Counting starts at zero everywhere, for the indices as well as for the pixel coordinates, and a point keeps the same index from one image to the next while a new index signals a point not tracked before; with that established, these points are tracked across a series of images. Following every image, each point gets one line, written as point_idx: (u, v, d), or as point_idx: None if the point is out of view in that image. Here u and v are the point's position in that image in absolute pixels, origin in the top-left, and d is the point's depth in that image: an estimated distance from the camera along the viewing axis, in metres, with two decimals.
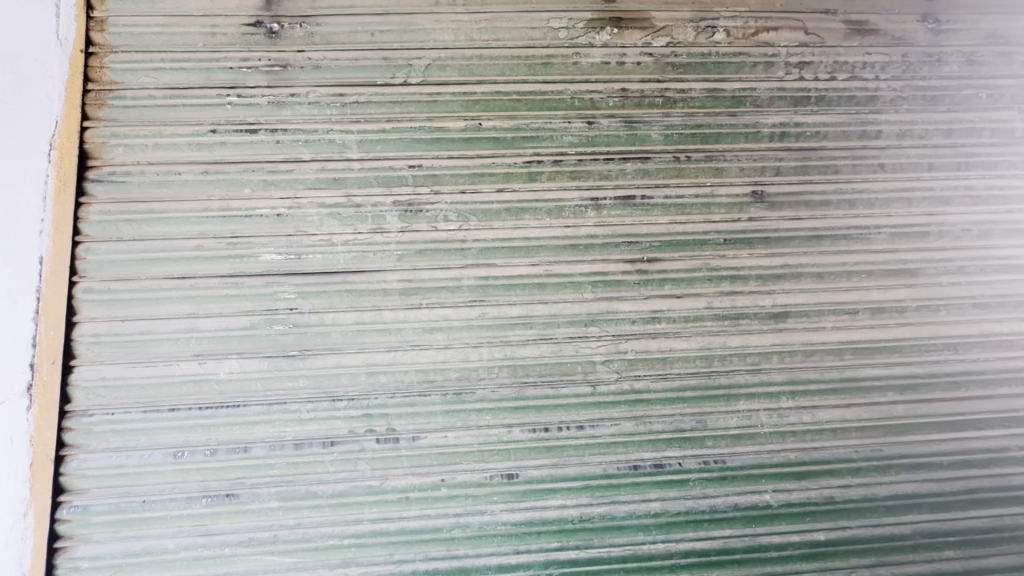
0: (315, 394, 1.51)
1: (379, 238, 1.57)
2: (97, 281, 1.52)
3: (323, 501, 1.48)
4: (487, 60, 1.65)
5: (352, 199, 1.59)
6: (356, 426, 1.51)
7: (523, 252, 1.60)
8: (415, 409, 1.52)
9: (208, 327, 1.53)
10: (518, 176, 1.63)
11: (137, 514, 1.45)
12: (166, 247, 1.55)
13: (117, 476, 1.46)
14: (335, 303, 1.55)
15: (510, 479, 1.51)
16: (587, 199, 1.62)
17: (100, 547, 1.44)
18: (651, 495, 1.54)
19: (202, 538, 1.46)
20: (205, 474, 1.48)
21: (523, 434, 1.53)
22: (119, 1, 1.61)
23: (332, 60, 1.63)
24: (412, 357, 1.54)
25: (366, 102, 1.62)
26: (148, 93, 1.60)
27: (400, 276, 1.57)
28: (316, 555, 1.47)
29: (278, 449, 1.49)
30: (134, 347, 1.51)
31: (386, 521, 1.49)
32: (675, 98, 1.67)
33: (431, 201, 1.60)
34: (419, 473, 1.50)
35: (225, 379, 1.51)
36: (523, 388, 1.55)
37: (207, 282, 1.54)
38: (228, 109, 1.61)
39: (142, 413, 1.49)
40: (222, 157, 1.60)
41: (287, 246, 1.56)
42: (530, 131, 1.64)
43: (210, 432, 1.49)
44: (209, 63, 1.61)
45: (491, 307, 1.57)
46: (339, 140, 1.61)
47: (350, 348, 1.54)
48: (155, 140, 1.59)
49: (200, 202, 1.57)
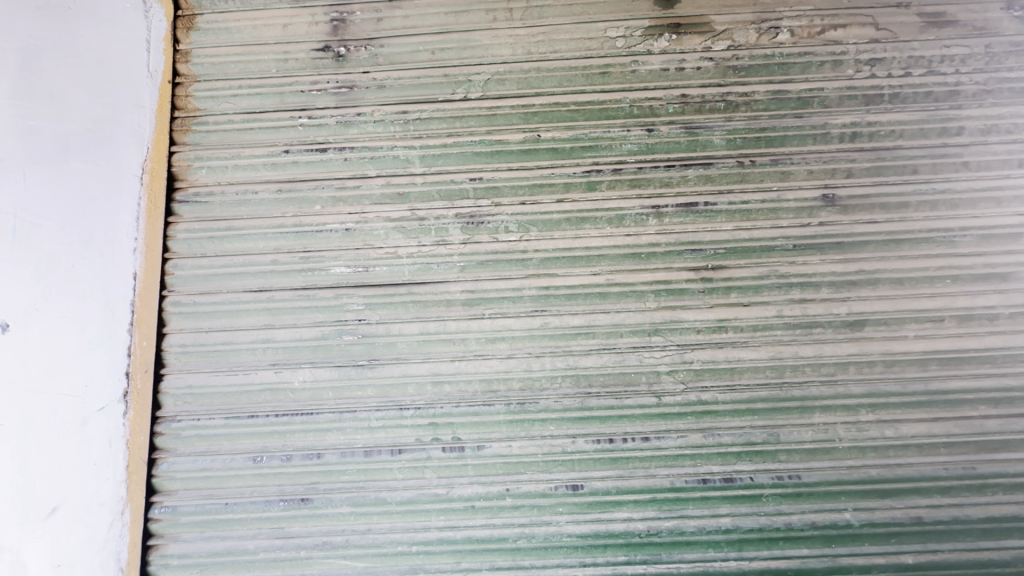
0: (383, 403, 1.56)
1: (442, 250, 1.61)
2: (184, 294, 1.63)
3: (392, 508, 1.51)
4: (545, 72, 1.67)
5: (416, 212, 1.64)
6: (422, 434, 1.54)
7: (584, 261, 1.60)
8: (479, 419, 1.53)
9: (283, 337, 1.60)
10: (577, 186, 1.63)
11: (220, 516, 1.53)
12: (245, 262, 1.64)
13: (202, 479, 1.55)
14: (401, 313, 1.60)
15: (575, 490, 1.50)
16: (648, 207, 1.61)
17: (187, 546, 1.53)
18: (722, 511, 1.49)
19: (280, 540, 1.52)
20: (282, 478, 1.54)
21: (588, 444, 1.51)
22: (203, 35, 1.74)
23: (395, 79, 1.69)
24: (477, 366, 1.56)
25: (428, 118, 1.67)
26: (227, 118, 1.71)
27: (463, 287, 1.59)
28: (386, 561, 1.50)
29: (349, 456, 1.53)
30: (217, 356, 1.61)
31: (453, 529, 1.50)
32: (737, 102, 1.63)
33: (492, 213, 1.62)
34: (485, 482, 1.52)
35: (300, 387, 1.58)
36: (587, 398, 1.54)
37: (282, 294, 1.62)
38: (300, 130, 1.70)
39: (224, 419, 1.57)
40: (295, 176, 1.68)
41: (356, 259, 1.62)
42: (589, 141, 1.64)
43: (286, 438, 1.56)
44: (282, 88, 1.71)
45: (553, 317, 1.58)
46: (403, 156, 1.66)
47: (415, 358, 1.58)
48: (234, 161, 1.69)
49: (275, 218, 1.66)
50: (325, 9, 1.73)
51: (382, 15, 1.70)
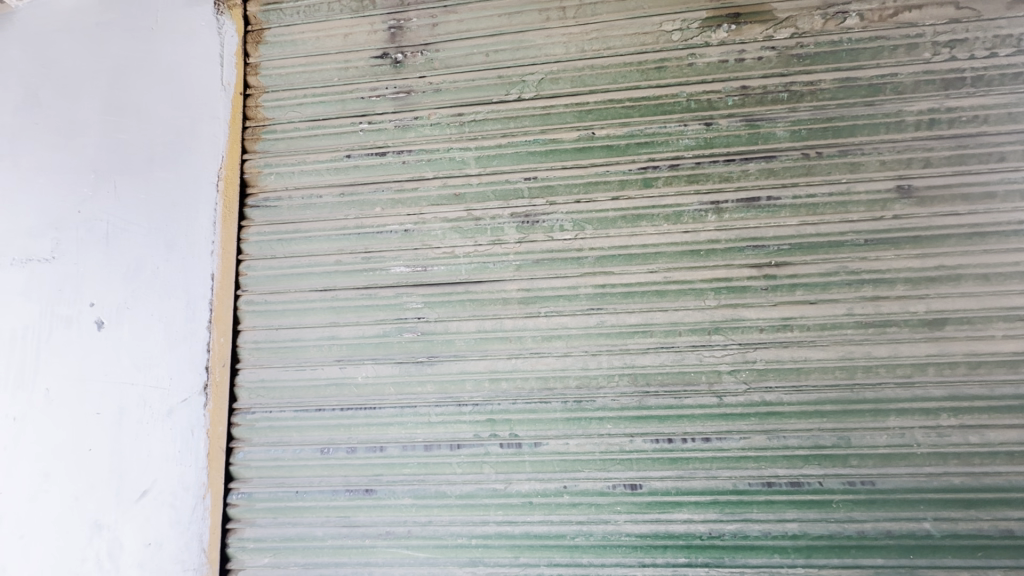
0: (442, 399, 1.60)
1: (498, 249, 1.64)
2: (257, 293, 1.73)
3: (452, 501, 1.55)
4: (599, 69, 1.66)
5: (472, 212, 1.67)
6: (480, 430, 1.57)
7: (640, 259, 1.58)
8: (537, 416, 1.55)
9: (346, 335, 1.67)
10: (633, 183, 1.61)
11: (291, 503, 1.61)
12: (311, 263, 1.72)
13: (274, 468, 1.64)
14: (458, 312, 1.63)
15: (633, 490, 1.49)
16: (707, 203, 1.57)
17: (262, 530, 1.62)
18: (787, 515, 1.44)
19: (346, 528, 1.58)
20: (347, 470, 1.61)
21: (646, 443, 1.50)
22: (270, 48, 1.83)
23: (450, 82, 1.73)
24: (533, 364, 1.58)
25: (483, 119, 1.70)
26: (294, 126, 1.80)
27: (519, 285, 1.61)
28: (446, 553, 1.53)
29: (410, 449, 1.59)
30: (286, 352, 1.69)
31: (511, 523, 1.52)
32: (801, 91, 1.57)
33: (547, 211, 1.63)
34: (542, 479, 1.53)
35: (363, 382, 1.64)
36: (645, 397, 1.52)
37: (346, 294, 1.69)
38: (360, 135, 1.76)
39: (294, 412, 1.65)
40: (356, 180, 1.75)
41: (415, 259, 1.67)
42: (644, 137, 1.62)
43: (351, 431, 1.63)
44: (344, 96, 1.78)
45: (609, 315, 1.57)
46: (459, 158, 1.70)
47: (473, 355, 1.61)
48: (300, 167, 1.77)
49: (339, 221, 1.73)
50: (383, 18, 1.79)
51: (438, 21, 1.75)
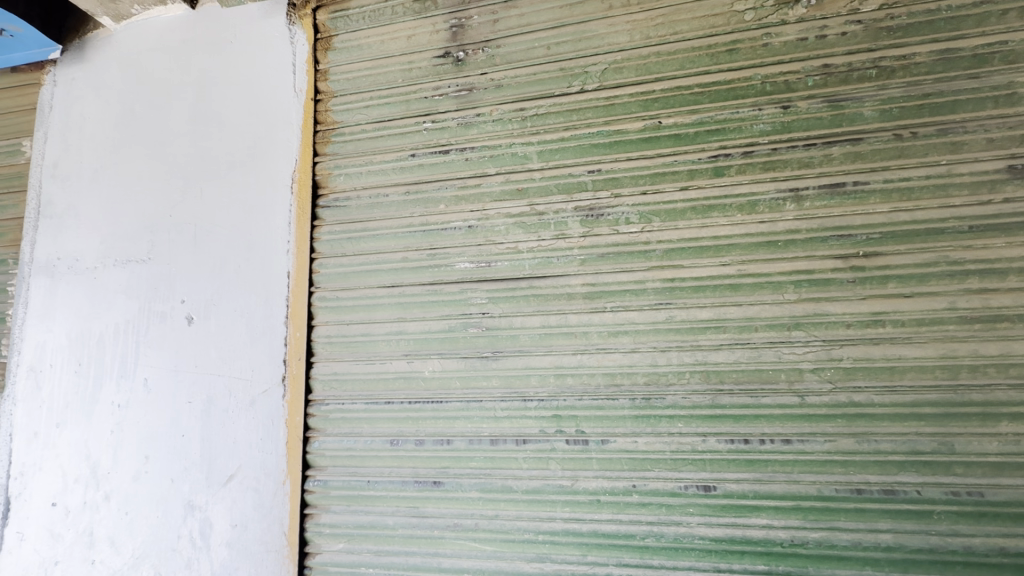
0: (507, 393, 1.60)
1: (562, 244, 1.62)
2: (329, 290, 1.80)
3: (519, 496, 1.55)
4: (665, 56, 1.60)
5: (535, 207, 1.66)
6: (546, 426, 1.56)
7: (712, 251, 1.51)
8: (604, 413, 1.52)
9: (413, 330, 1.71)
10: (703, 172, 1.54)
11: (364, 491, 1.67)
12: (379, 260, 1.77)
13: (348, 457, 1.71)
14: (522, 307, 1.63)
15: (707, 491, 1.43)
16: (785, 191, 1.48)
17: (337, 517, 1.69)
18: (881, 525, 1.34)
19: (416, 519, 1.62)
20: (416, 462, 1.65)
21: (720, 444, 1.44)
22: (338, 53, 1.90)
23: (512, 78, 1.73)
24: (599, 360, 1.55)
25: (545, 113, 1.68)
26: (361, 128, 1.86)
27: (584, 280, 1.59)
28: (514, 547, 1.54)
29: (476, 443, 1.60)
30: (357, 347, 1.76)
31: (579, 521, 1.51)
32: (892, 67, 1.45)
33: (612, 204, 1.60)
34: (610, 477, 1.50)
35: (430, 376, 1.67)
36: (718, 395, 1.46)
37: (412, 290, 1.73)
38: (424, 134, 1.79)
39: (365, 404, 1.71)
40: (421, 178, 1.79)
41: (479, 255, 1.68)
42: (715, 124, 1.55)
43: (418, 424, 1.66)
44: (408, 96, 1.82)
45: (679, 310, 1.52)
46: (521, 153, 1.69)
47: (538, 350, 1.60)
48: (367, 167, 1.83)
49: (404, 219, 1.77)
50: (445, 17, 1.81)
51: (498, 16, 1.75)
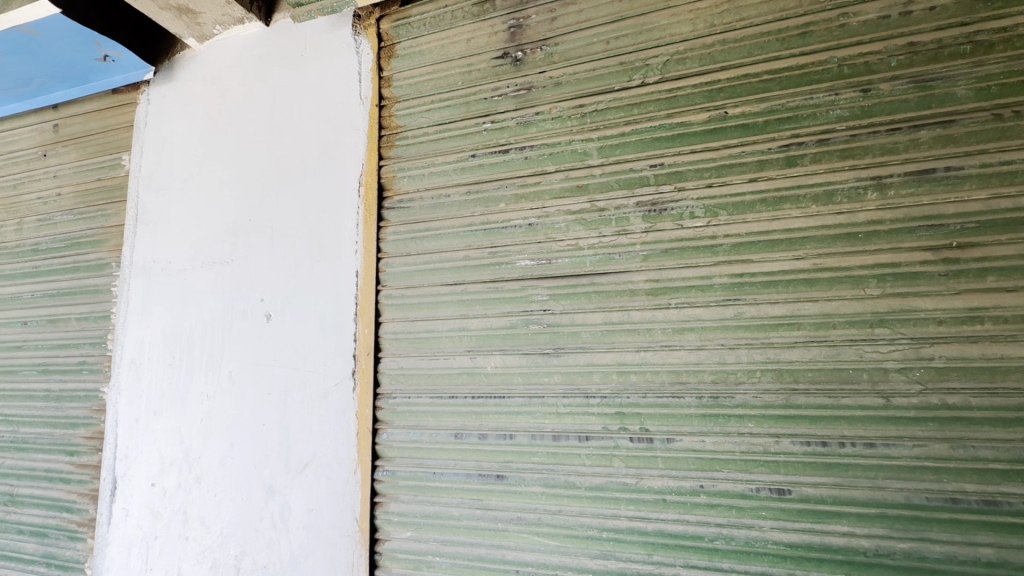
0: (569, 390, 1.61)
1: (624, 240, 1.60)
2: (395, 288, 1.88)
3: (582, 492, 1.55)
4: (731, 44, 1.55)
5: (595, 203, 1.65)
6: (609, 423, 1.55)
7: (784, 245, 1.45)
8: (670, 411, 1.49)
9: (476, 326, 1.75)
10: (774, 162, 1.48)
11: (430, 482, 1.73)
12: (442, 259, 1.83)
13: (414, 449, 1.77)
14: (584, 303, 1.62)
15: (781, 495, 1.37)
16: (865, 179, 1.40)
17: (405, 506, 1.76)
18: (980, 539, 1.23)
19: (480, 511, 1.66)
20: (479, 455, 1.69)
21: (795, 446, 1.38)
22: (401, 60, 1.98)
23: (570, 75, 1.73)
24: (664, 357, 1.52)
25: (605, 109, 1.67)
26: (423, 131, 1.92)
27: (647, 276, 1.57)
28: (577, 543, 1.54)
29: (539, 439, 1.62)
30: (422, 342, 1.82)
31: (643, 520, 1.49)
32: (990, 41, 1.33)
33: (676, 198, 1.56)
34: (676, 476, 1.47)
35: (492, 372, 1.70)
36: (793, 395, 1.40)
37: (474, 287, 1.77)
38: (484, 135, 1.83)
39: (430, 398, 1.77)
40: (481, 177, 1.82)
41: (539, 252, 1.70)
42: (786, 112, 1.48)
43: (482, 419, 1.70)
44: (468, 98, 1.87)
45: (748, 306, 1.47)
46: (581, 149, 1.69)
47: (600, 347, 1.59)
48: (429, 169, 1.89)
49: (466, 218, 1.82)
50: (503, 18, 1.84)
51: (556, 14, 1.76)
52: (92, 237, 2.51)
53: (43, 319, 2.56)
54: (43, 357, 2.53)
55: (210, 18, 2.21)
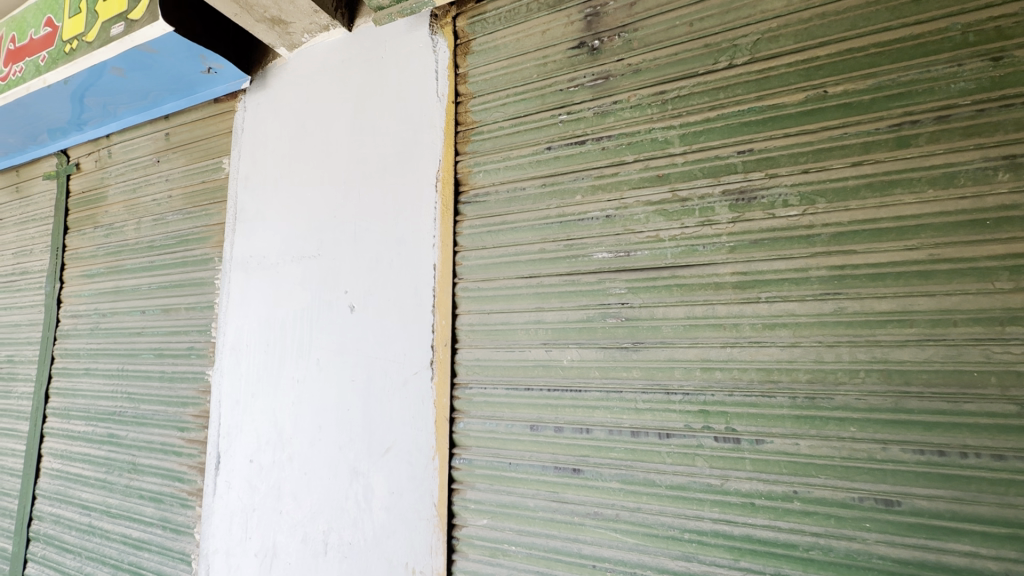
0: (649, 385, 1.56)
1: (708, 231, 1.53)
2: (471, 281, 1.92)
3: (662, 490, 1.51)
4: (832, 17, 1.43)
5: (677, 193, 1.59)
6: (691, 421, 1.50)
7: (894, 234, 1.32)
8: (759, 410, 1.42)
9: (552, 319, 1.74)
10: (882, 144, 1.35)
11: (505, 472, 1.75)
12: (518, 252, 1.84)
13: (490, 439, 1.80)
14: (665, 297, 1.57)
15: (888, 506, 1.26)
16: (995, 158, 1.25)
17: (481, 494, 1.80)
18: None
19: (556, 503, 1.66)
20: (556, 448, 1.68)
21: (906, 454, 1.26)
22: (477, 56, 2.01)
23: (651, 61, 1.68)
24: (752, 354, 1.45)
25: (688, 94, 1.60)
26: (498, 126, 1.94)
27: (734, 269, 1.49)
28: (657, 542, 1.51)
29: (617, 434, 1.59)
30: (498, 334, 1.84)
31: (729, 523, 1.42)
32: None
33: (767, 186, 1.47)
34: (766, 480, 1.39)
35: (569, 365, 1.69)
36: (903, 399, 1.28)
37: (550, 280, 1.76)
38: (560, 127, 1.81)
39: (506, 389, 1.79)
40: (557, 170, 1.80)
41: (617, 245, 1.66)
42: (897, 88, 1.35)
43: (558, 412, 1.69)
44: (543, 90, 1.86)
45: (850, 301, 1.35)
46: (661, 138, 1.63)
47: (682, 342, 1.54)
48: (505, 163, 1.91)
49: (541, 211, 1.81)
50: (580, 7, 1.81)
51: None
52: (198, 235, 2.76)
53: (158, 309, 2.86)
54: (159, 342, 2.82)
55: (299, 27, 2.35)
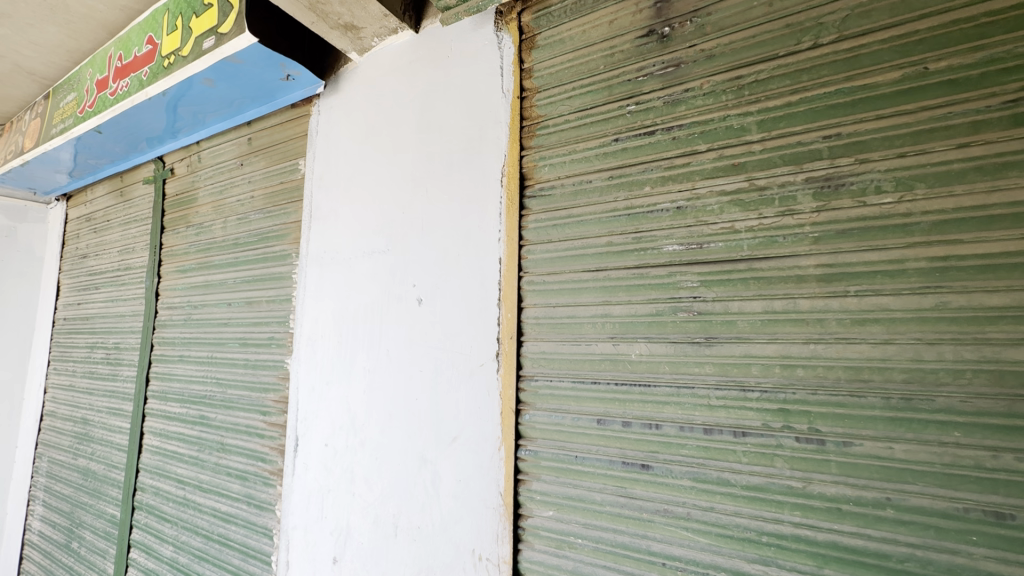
0: (723, 381, 1.51)
1: (789, 222, 1.46)
2: (537, 275, 1.93)
3: (738, 490, 1.46)
4: None
5: (755, 182, 1.52)
6: (770, 420, 1.43)
7: (1008, 221, 1.21)
8: (847, 411, 1.34)
9: (620, 313, 1.73)
10: (994, 123, 1.24)
11: (572, 465, 1.76)
12: (585, 245, 1.83)
13: (556, 432, 1.81)
14: (741, 290, 1.51)
15: (1000, 519, 1.16)
16: None
17: (547, 485, 1.81)
18: None
19: (624, 498, 1.65)
20: (624, 443, 1.67)
21: (1021, 463, 1.15)
22: (542, 51, 2.02)
23: (725, 45, 1.61)
24: (839, 351, 1.37)
25: (767, 78, 1.53)
26: (564, 119, 1.94)
27: (818, 261, 1.41)
28: (732, 544, 1.46)
29: (689, 430, 1.55)
30: (564, 328, 1.84)
31: (812, 528, 1.35)
32: None
33: (856, 172, 1.38)
34: (855, 485, 1.31)
35: (637, 359, 1.67)
36: (1018, 402, 1.16)
37: (617, 274, 1.74)
38: (628, 117, 1.79)
39: (572, 382, 1.79)
40: (624, 161, 1.78)
41: (689, 237, 1.62)
42: (1013, 60, 1.23)
43: (625, 406, 1.67)
44: (610, 81, 1.84)
45: (954, 295, 1.25)
46: (737, 125, 1.57)
47: (759, 338, 1.47)
48: (571, 156, 1.90)
49: (609, 204, 1.79)
50: None
51: None
52: (277, 232, 2.95)
53: (243, 301, 3.08)
54: (243, 332, 3.05)
55: (370, 31, 2.45)
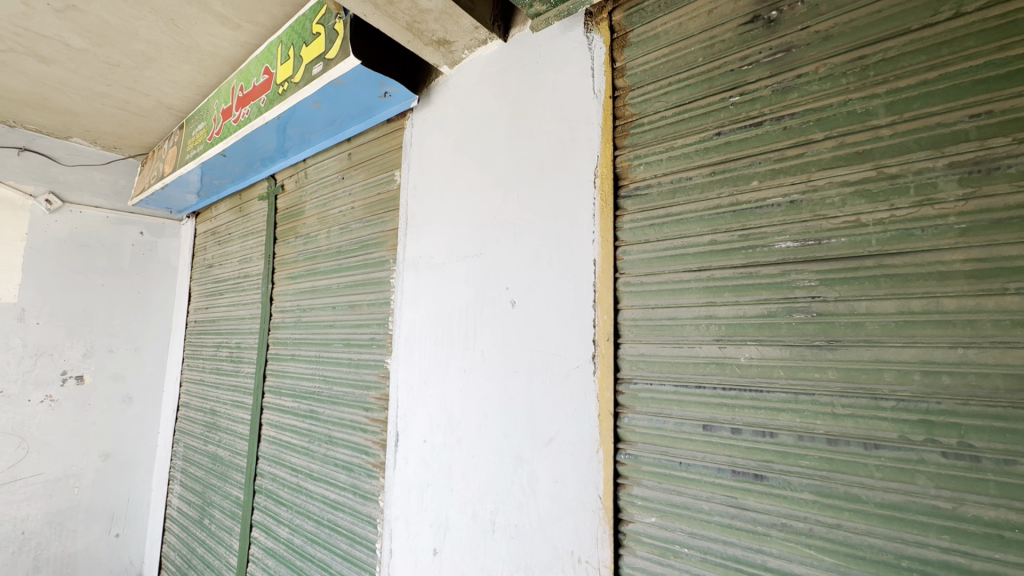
0: (850, 388, 1.39)
1: (929, 212, 1.31)
2: (634, 275, 1.90)
3: (870, 508, 1.34)
4: None
5: (884, 170, 1.39)
6: (909, 432, 1.30)
7: None
8: (1008, 425, 1.18)
9: (726, 314, 1.65)
10: None
11: (675, 471, 1.71)
12: (686, 245, 1.77)
13: (658, 436, 1.76)
14: (869, 289, 1.39)
15: None
16: None
17: (649, 491, 1.76)
18: None
19: (734, 509, 1.57)
20: (733, 451, 1.59)
21: None
22: (635, 48, 1.99)
23: (844, 24, 1.49)
24: (995, 357, 1.21)
25: (897, 55, 1.39)
26: (660, 116, 1.89)
27: (966, 254, 1.26)
28: (864, 566, 1.34)
29: (809, 440, 1.44)
30: (663, 330, 1.80)
31: (965, 555, 1.21)
32: None
33: (1014, 153, 1.22)
34: (1021, 509, 1.15)
35: (747, 363, 1.59)
36: None
37: (723, 273, 1.67)
38: (731, 109, 1.70)
39: (674, 386, 1.74)
40: (728, 155, 1.70)
41: (805, 233, 1.51)
42: None
43: (735, 412, 1.60)
44: (711, 73, 1.77)
45: None
46: (861, 109, 1.44)
47: (893, 342, 1.34)
48: (669, 153, 1.85)
49: (711, 200, 1.72)
50: None
51: None
52: (376, 240, 3.16)
53: (346, 305, 3.33)
54: (347, 334, 3.29)
55: (461, 44, 2.54)
